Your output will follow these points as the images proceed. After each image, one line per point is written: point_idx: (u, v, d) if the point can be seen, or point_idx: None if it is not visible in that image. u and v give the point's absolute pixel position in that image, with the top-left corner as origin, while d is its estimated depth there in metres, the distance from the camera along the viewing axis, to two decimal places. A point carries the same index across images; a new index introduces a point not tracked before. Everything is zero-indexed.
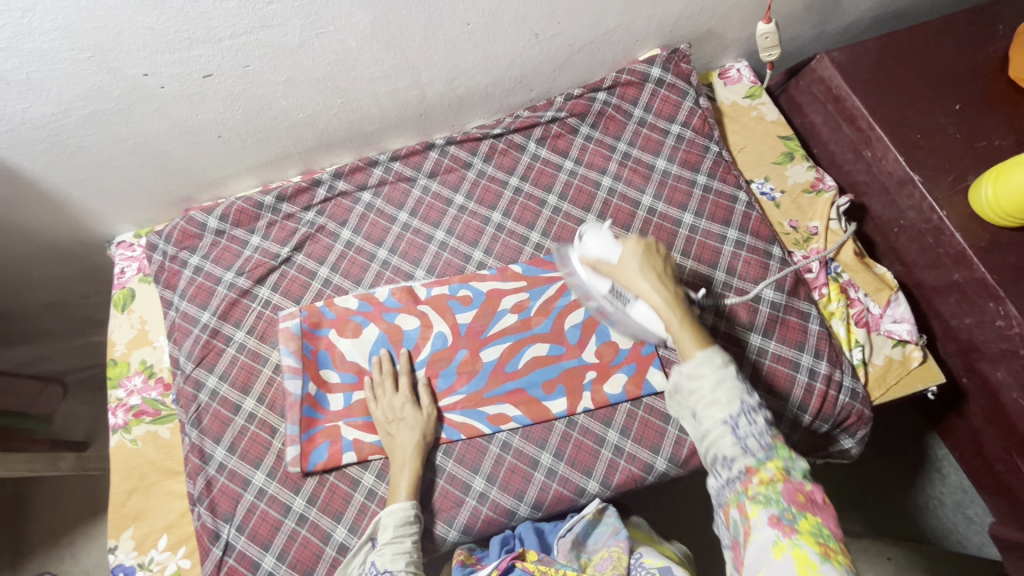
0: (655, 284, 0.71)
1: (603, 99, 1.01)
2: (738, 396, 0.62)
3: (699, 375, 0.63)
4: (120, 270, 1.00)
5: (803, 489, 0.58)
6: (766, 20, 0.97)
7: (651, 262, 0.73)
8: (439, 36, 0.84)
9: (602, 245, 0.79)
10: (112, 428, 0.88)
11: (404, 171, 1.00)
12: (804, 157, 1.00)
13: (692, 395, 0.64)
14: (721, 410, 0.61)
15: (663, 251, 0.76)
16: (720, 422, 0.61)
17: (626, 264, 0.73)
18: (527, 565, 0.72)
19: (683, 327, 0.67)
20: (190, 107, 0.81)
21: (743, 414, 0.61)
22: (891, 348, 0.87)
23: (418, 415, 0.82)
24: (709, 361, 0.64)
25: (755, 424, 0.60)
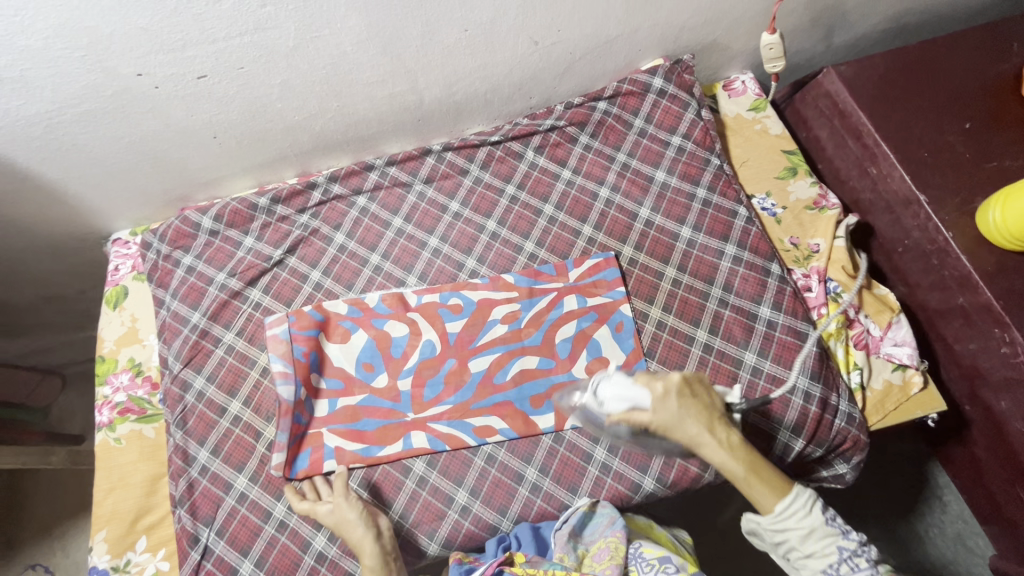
0: (711, 446, 0.69)
1: (603, 108, 1.00)
2: (835, 539, 0.66)
3: (788, 528, 0.67)
4: (114, 267, 1.00)
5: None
6: (772, 29, 0.95)
7: (694, 409, 0.70)
8: (436, 42, 0.83)
9: (626, 391, 0.72)
10: (98, 426, 0.88)
11: (400, 175, 0.99)
12: (807, 172, 0.97)
13: (783, 546, 0.69)
14: (822, 559, 0.66)
15: (701, 388, 0.72)
16: (817, 573, 0.66)
17: (673, 420, 0.69)
18: (516, 569, 0.72)
19: (752, 480, 0.68)
20: (184, 107, 0.81)
21: (845, 560, 0.65)
22: (890, 372, 0.84)
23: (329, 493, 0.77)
24: (791, 514, 0.67)
25: (858, 571, 0.64)
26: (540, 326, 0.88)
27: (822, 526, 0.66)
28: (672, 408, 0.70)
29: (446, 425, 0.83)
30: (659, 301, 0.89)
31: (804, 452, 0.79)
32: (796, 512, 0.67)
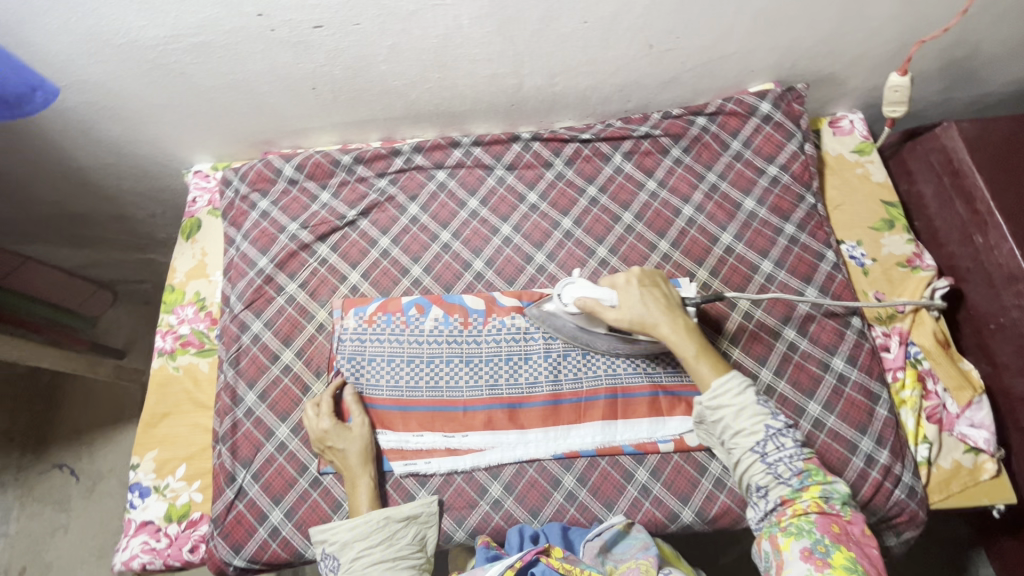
0: (671, 325, 0.75)
1: (702, 125, 0.96)
2: (765, 419, 0.71)
3: (721, 403, 0.72)
4: (192, 199, 1.02)
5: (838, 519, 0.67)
6: (901, 71, 0.90)
7: (654, 297, 0.77)
8: (552, 29, 0.81)
9: (583, 291, 0.79)
10: (159, 351, 0.90)
11: (484, 157, 0.98)
12: (905, 228, 0.93)
13: (719, 422, 0.73)
14: (751, 435, 0.71)
15: (664, 284, 0.80)
16: (746, 451, 0.71)
17: (632, 303, 0.76)
18: (552, 562, 0.69)
19: (699, 359, 0.74)
20: (293, 54, 0.81)
21: (771, 439, 0.70)
22: (962, 453, 0.80)
23: (348, 435, 0.79)
24: (726, 390, 0.72)
25: (783, 449, 0.70)
26: None
27: (752, 404, 0.72)
28: (635, 290, 0.77)
29: (485, 409, 0.82)
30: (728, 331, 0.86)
31: None
32: (729, 389, 0.72)
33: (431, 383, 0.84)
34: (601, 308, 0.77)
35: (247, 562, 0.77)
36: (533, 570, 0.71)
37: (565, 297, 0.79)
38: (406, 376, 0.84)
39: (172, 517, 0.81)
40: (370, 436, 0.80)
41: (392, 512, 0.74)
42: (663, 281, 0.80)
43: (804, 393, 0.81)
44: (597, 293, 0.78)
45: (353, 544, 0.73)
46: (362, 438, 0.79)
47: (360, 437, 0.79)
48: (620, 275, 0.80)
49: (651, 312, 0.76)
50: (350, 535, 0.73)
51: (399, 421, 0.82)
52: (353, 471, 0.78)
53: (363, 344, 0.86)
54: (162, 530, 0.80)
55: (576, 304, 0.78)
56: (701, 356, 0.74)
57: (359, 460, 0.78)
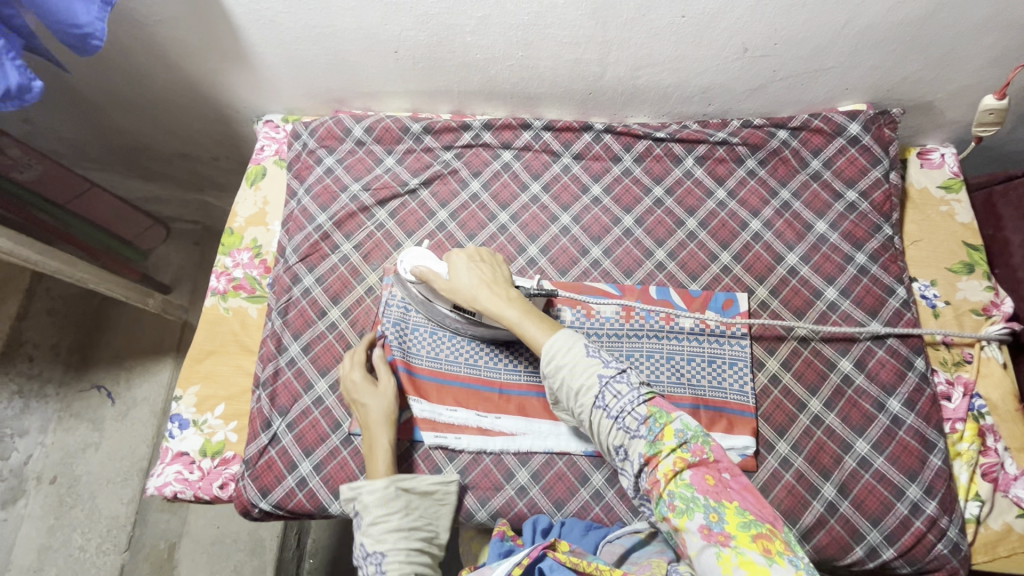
0: (492, 295, 0.71)
1: (783, 138, 0.93)
2: (597, 369, 0.64)
3: (556, 364, 0.64)
4: (260, 146, 1.03)
5: (710, 468, 0.59)
6: (999, 94, 0.83)
7: (480, 269, 0.74)
8: (646, 20, 0.79)
9: (425, 257, 0.79)
10: (212, 290, 0.92)
11: (553, 143, 0.96)
12: (986, 274, 0.87)
13: (561, 388, 0.65)
14: (590, 393, 0.63)
15: (495, 258, 0.77)
16: (592, 410, 0.63)
17: (460, 279, 0.74)
18: (560, 556, 0.65)
19: (525, 323, 0.68)
20: (382, 14, 0.81)
21: (606, 389, 0.63)
22: (1014, 517, 0.75)
23: (375, 389, 0.78)
24: (548, 348, 0.65)
25: (621, 397, 0.62)
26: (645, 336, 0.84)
27: (582, 356, 0.64)
28: (463, 264, 0.75)
29: (521, 395, 0.82)
30: (780, 354, 0.83)
31: (890, 565, 0.73)
32: (559, 348, 0.65)
33: (470, 361, 0.83)
34: (436, 282, 0.76)
35: (272, 507, 0.79)
36: (540, 566, 0.65)
37: (406, 264, 0.80)
38: (447, 350, 0.84)
39: (207, 453, 0.83)
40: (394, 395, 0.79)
41: (407, 481, 0.71)
42: (495, 258, 0.78)
43: (853, 429, 0.78)
44: (434, 265, 0.78)
45: (370, 509, 0.68)
46: (386, 394, 0.78)
47: (386, 396, 0.78)
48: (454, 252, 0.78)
49: (471, 285, 0.73)
50: (371, 501, 0.68)
51: (434, 394, 0.83)
52: (373, 426, 0.76)
53: (408, 312, 0.86)
54: (196, 463, 0.83)
55: (414, 272, 0.78)
56: (527, 316, 0.69)
57: (381, 415, 0.76)
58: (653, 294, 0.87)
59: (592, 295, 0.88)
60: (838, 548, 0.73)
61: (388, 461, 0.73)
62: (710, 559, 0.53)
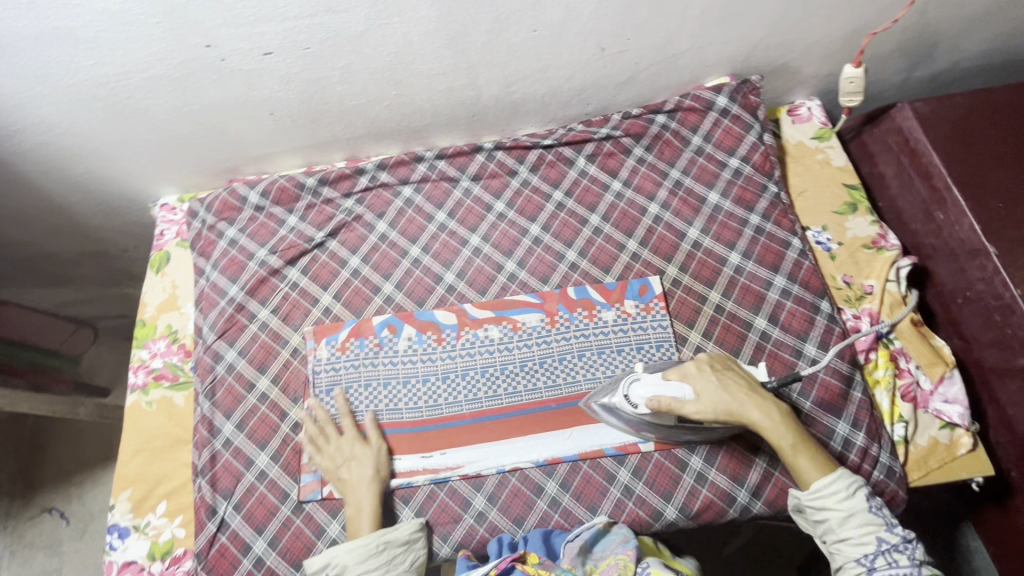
0: (761, 408, 0.74)
1: (662, 122, 0.97)
2: (879, 531, 0.68)
3: (827, 508, 0.70)
4: (159, 231, 1.01)
5: None
6: (855, 63, 0.92)
7: (732, 381, 0.76)
8: (502, 40, 0.82)
9: (654, 380, 0.76)
10: (132, 387, 0.90)
11: (448, 170, 0.98)
12: (868, 210, 0.94)
13: (826, 529, 0.71)
14: (857, 547, 0.68)
15: (734, 363, 0.79)
16: (851, 560, 0.69)
17: (712, 392, 0.74)
18: (526, 568, 0.69)
19: (798, 447, 0.72)
20: (246, 82, 0.81)
21: (882, 554, 0.67)
22: (937, 429, 0.80)
23: (368, 450, 0.80)
24: (831, 497, 0.70)
25: (897, 566, 0.66)
26: (572, 338, 0.87)
27: (863, 516, 0.69)
28: (713, 377, 0.76)
29: (464, 423, 0.83)
30: (701, 325, 0.86)
31: None
32: (836, 495, 0.70)
33: (409, 403, 0.84)
34: (679, 403, 0.74)
35: None
36: None
37: (635, 399, 0.76)
38: (384, 397, 0.84)
39: (155, 555, 0.80)
40: (387, 459, 0.80)
41: (390, 536, 0.74)
42: (730, 363, 0.78)
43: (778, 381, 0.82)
44: (673, 389, 0.75)
45: (349, 566, 0.72)
46: (376, 458, 0.80)
47: (376, 455, 0.80)
48: (688, 364, 0.77)
49: (728, 398, 0.74)
50: (349, 559, 0.72)
51: None
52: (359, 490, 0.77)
53: (338, 371, 0.86)
54: (146, 569, 0.79)
55: (652, 403, 0.74)
56: (801, 442, 0.72)
57: (367, 483, 0.78)
58: (572, 295, 0.89)
59: (514, 310, 0.89)
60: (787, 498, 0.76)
61: (371, 525, 0.75)
62: None
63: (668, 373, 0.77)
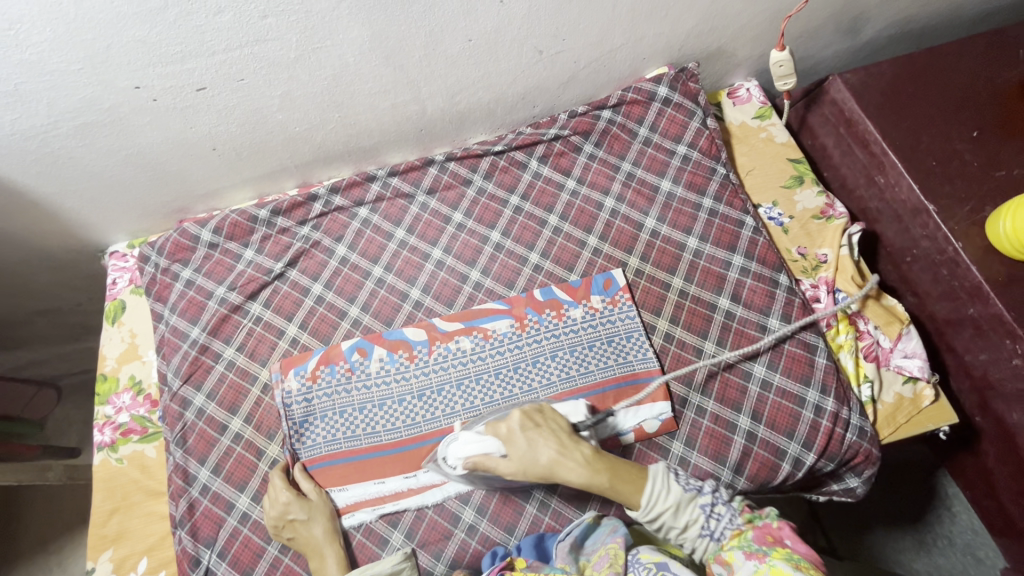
0: (570, 461, 0.72)
1: (608, 117, 0.99)
2: (696, 501, 0.70)
3: (659, 511, 0.69)
4: (111, 281, 0.98)
5: (772, 529, 0.66)
6: (780, 46, 0.95)
7: (540, 437, 0.74)
8: (439, 52, 0.82)
9: (462, 440, 0.77)
10: (98, 446, 0.86)
11: (403, 186, 0.97)
12: (814, 181, 0.97)
13: (662, 527, 0.71)
14: (694, 525, 0.69)
15: (543, 410, 0.78)
16: (696, 537, 0.69)
17: (523, 452, 0.73)
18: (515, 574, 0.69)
19: (617, 486, 0.71)
20: (183, 120, 0.79)
21: (710, 515, 0.69)
22: (901, 385, 0.83)
23: (311, 505, 0.77)
24: (655, 497, 0.70)
25: (723, 520, 0.69)
26: (543, 339, 0.87)
27: (683, 496, 0.70)
28: (523, 437, 0.74)
29: (445, 438, 0.82)
30: (667, 313, 0.88)
31: (815, 467, 0.78)
32: (658, 494, 0.70)
33: (388, 425, 0.83)
34: (492, 462, 0.74)
35: None
36: None
37: (452, 459, 0.77)
38: (361, 423, 0.83)
39: None
40: (331, 507, 0.79)
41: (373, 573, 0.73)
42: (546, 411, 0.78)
43: (747, 357, 0.83)
44: (484, 453, 0.75)
45: None
46: (323, 510, 0.78)
47: (322, 506, 0.78)
48: (502, 424, 0.76)
49: (531, 454, 0.73)
50: None
51: (357, 471, 0.81)
52: (318, 544, 0.75)
53: (312, 401, 0.84)
54: None
55: (469, 466, 0.75)
56: (616, 480, 0.71)
57: (325, 536, 0.76)
58: (539, 297, 0.89)
59: (483, 318, 0.89)
60: (767, 471, 0.77)
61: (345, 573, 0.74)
62: None
63: (484, 428, 0.77)
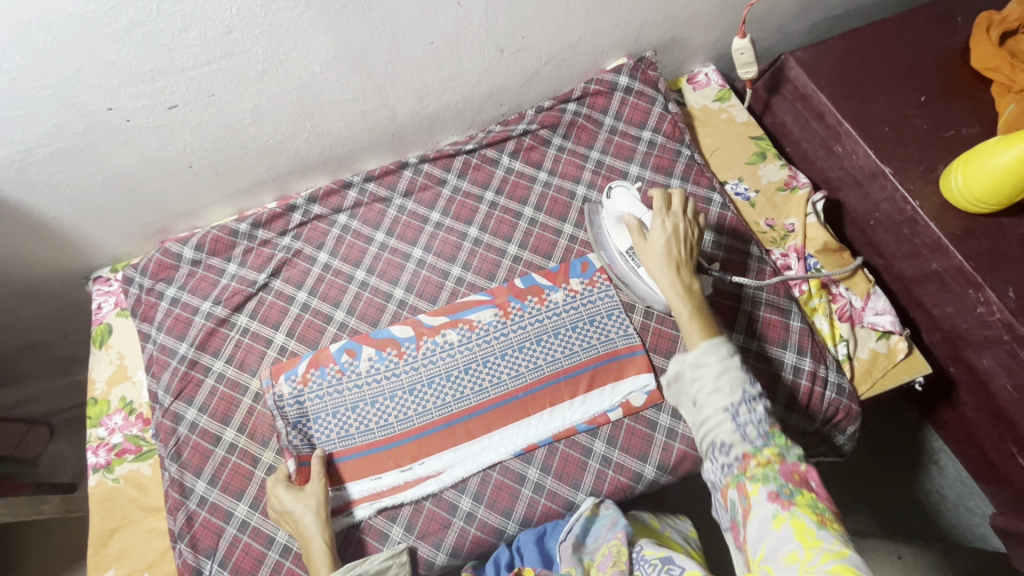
0: (672, 277, 0.73)
1: (573, 110, 1.02)
2: (742, 386, 0.64)
3: (704, 361, 0.65)
4: (97, 306, 0.98)
5: (799, 470, 0.59)
6: (742, 34, 0.98)
7: (676, 246, 0.75)
8: (404, 56, 0.85)
9: (631, 196, 0.85)
10: (93, 468, 0.86)
11: (379, 191, 0.99)
12: (776, 156, 1.00)
13: (693, 381, 0.66)
14: (724, 396, 0.63)
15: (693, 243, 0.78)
16: (719, 410, 0.63)
17: (654, 240, 0.76)
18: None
19: (693, 318, 0.70)
20: (158, 139, 0.81)
21: (744, 402, 0.62)
22: (876, 341, 0.86)
23: (303, 496, 0.77)
24: (713, 350, 0.66)
25: (755, 413, 0.62)
26: (528, 325, 0.88)
27: (735, 368, 0.64)
28: (664, 234, 0.76)
29: (439, 430, 0.83)
30: None
31: (799, 426, 0.81)
32: (713, 353, 0.65)
33: (381, 422, 0.84)
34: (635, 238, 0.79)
35: None
36: None
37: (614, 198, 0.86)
38: (355, 422, 0.84)
39: None
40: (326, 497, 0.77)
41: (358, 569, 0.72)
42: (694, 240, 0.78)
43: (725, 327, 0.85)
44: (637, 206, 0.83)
45: None
46: (314, 501, 0.76)
47: (315, 496, 0.77)
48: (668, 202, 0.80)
49: (660, 257, 0.75)
50: None
51: (353, 470, 0.82)
52: (307, 533, 0.74)
53: (304, 405, 0.85)
54: None
55: (620, 205, 0.85)
56: (693, 316, 0.70)
57: (314, 525, 0.75)
58: (521, 285, 0.91)
59: (467, 310, 0.90)
60: None
61: (332, 566, 0.73)
62: (766, 519, 0.56)
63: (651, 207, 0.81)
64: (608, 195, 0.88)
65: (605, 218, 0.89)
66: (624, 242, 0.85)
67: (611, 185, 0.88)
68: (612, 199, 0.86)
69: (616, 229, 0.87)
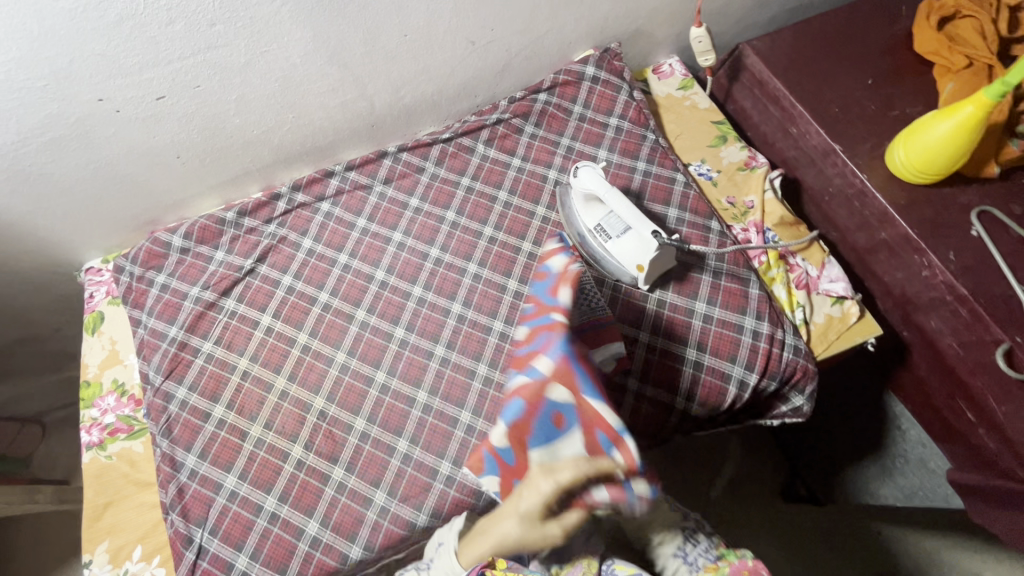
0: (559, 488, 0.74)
1: (544, 99, 1.07)
2: (674, 548, 0.80)
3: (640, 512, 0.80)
4: (89, 295, 1.02)
5: (746, 565, 0.77)
6: (699, 24, 1.06)
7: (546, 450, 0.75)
8: (379, 49, 0.90)
9: (596, 175, 0.91)
10: (87, 446, 0.90)
11: (360, 179, 1.04)
12: (736, 138, 1.06)
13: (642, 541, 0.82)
14: (670, 544, 0.81)
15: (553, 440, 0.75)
16: (670, 556, 0.80)
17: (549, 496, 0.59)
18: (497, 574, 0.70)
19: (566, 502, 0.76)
20: (147, 130, 0.86)
21: (687, 539, 0.81)
22: (830, 306, 0.91)
23: (535, 517, 0.61)
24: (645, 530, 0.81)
25: (699, 546, 0.80)
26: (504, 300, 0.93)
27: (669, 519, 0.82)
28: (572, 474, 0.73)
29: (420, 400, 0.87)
30: None
31: (759, 387, 0.86)
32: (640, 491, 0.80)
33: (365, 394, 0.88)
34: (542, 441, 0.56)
35: None
36: None
37: (580, 176, 0.92)
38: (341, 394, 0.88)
39: None
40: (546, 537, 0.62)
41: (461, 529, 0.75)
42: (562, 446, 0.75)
43: (689, 296, 0.90)
44: (600, 183, 0.90)
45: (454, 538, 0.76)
46: (528, 529, 0.62)
47: (520, 531, 0.63)
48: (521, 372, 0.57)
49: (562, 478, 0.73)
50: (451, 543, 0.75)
51: (338, 441, 0.86)
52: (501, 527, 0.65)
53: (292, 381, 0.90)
54: None
55: (586, 182, 0.91)
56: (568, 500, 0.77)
57: (514, 539, 0.64)
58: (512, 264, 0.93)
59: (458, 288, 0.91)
60: (717, 395, 0.84)
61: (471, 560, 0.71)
62: None
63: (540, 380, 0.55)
64: (574, 175, 0.93)
65: (574, 197, 0.95)
66: (592, 218, 0.92)
67: (578, 166, 0.93)
68: (579, 178, 0.92)
69: (585, 206, 0.94)
